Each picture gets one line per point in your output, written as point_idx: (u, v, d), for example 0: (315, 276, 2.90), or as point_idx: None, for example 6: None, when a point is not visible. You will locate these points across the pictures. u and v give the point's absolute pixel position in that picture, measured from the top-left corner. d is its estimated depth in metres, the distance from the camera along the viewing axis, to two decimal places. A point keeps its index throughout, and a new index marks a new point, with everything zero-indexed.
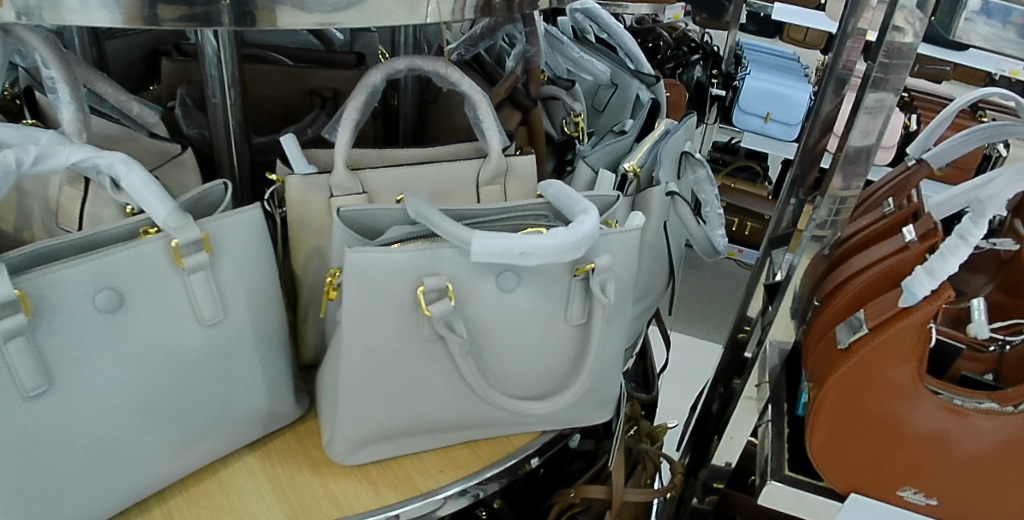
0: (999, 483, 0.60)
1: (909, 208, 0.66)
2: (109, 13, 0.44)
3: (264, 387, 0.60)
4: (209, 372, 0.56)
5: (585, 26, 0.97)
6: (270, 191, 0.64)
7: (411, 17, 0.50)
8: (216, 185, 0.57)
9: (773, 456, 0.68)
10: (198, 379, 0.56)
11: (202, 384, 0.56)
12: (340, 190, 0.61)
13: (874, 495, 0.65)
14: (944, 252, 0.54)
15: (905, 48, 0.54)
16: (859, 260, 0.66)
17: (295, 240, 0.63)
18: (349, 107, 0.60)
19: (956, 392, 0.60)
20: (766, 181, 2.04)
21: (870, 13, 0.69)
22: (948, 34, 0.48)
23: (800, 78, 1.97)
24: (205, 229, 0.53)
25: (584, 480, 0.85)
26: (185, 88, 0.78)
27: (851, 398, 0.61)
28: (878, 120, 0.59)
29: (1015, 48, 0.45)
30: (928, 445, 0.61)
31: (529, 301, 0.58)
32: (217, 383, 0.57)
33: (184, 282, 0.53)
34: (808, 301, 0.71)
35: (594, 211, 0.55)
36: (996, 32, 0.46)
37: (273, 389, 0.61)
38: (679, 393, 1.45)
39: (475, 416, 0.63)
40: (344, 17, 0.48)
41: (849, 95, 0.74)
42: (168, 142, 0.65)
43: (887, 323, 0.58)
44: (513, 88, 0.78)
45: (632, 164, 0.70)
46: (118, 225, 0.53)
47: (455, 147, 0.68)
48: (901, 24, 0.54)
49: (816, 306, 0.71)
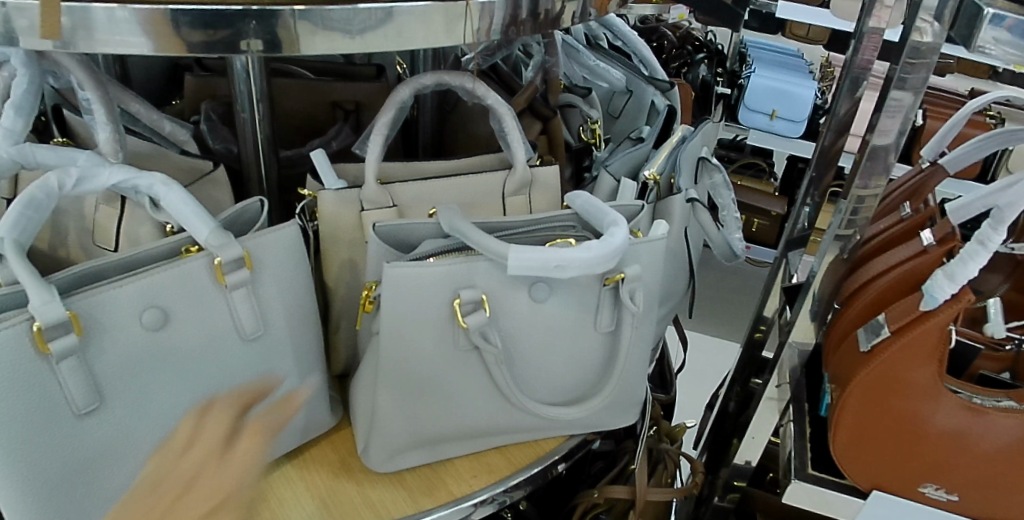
0: (1018, 479, 0.62)
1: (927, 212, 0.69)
2: (149, 43, 0.45)
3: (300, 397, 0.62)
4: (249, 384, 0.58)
5: (600, 34, 0.99)
6: (302, 205, 0.65)
7: (442, 38, 0.50)
8: (252, 203, 0.58)
9: (796, 455, 0.70)
10: None
11: None
12: (371, 204, 0.63)
13: (896, 491, 0.67)
14: (964, 257, 0.56)
15: (924, 47, 0.56)
16: (878, 263, 0.68)
17: (329, 253, 0.65)
18: (379, 123, 0.62)
19: (976, 391, 0.61)
20: (772, 178, 2.05)
21: (886, 12, 0.68)
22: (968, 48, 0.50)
23: (805, 75, 1.98)
24: (245, 247, 0.55)
25: (606, 480, 0.87)
26: (209, 104, 0.79)
27: (873, 398, 0.63)
28: (896, 120, 0.60)
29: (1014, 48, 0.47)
30: (949, 443, 0.63)
31: (559, 310, 0.60)
32: None
33: (226, 299, 0.55)
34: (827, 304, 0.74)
35: (624, 223, 0.57)
36: (996, 35, 0.47)
37: (309, 399, 0.63)
38: (693, 391, 1.46)
39: (506, 422, 0.65)
40: (375, 38, 0.48)
41: (864, 97, 0.75)
42: (200, 160, 0.67)
43: (908, 326, 0.60)
44: (532, 98, 0.79)
45: (652, 172, 0.72)
46: (160, 244, 0.54)
47: (480, 158, 0.69)
48: (920, 24, 0.55)
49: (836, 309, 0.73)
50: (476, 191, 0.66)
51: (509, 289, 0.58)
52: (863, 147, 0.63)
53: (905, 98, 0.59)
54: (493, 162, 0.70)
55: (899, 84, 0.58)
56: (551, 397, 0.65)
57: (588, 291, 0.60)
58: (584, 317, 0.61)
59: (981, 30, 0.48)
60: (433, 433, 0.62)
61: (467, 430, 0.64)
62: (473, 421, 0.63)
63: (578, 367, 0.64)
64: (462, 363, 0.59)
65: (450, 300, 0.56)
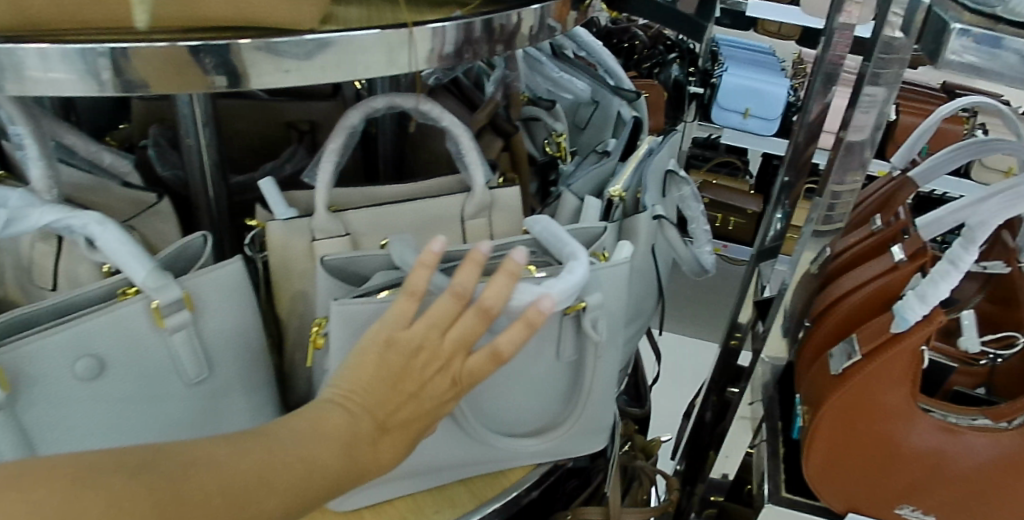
0: (995, 498, 0.61)
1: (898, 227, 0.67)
2: (76, 82, 0.42)
3: None
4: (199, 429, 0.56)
5: (565, 44, 0.97)
6: (250, 235, 0.63)
7: (389, 66, 0.48)
8: (195, 238, 0.56)
9: (769, 477, 0.69)
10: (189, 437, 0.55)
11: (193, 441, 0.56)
12: (323, 233, 0.60)
13: (872, 513, 0.66)
14: (935, 278, 0.55)
15: (895, 42, 0.54)
16: (847, 280, 0.67)
17: (281, 285, 0.62)
18: (328, 150, 0.59)
19: (950, 409, 0.60)
20: (747, 176, 2.04)
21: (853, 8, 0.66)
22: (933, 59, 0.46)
23: (778, 72, 1.97)
24: (185, 288, 0.52)
25: (579, 501, 0.85)
26: (158, 128, 0.77)
27: (846, 421, 0.62)
28: (871, 115, 0.58)
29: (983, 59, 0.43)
30: (924, 465, 0.62)
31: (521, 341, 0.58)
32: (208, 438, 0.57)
33: (167, 343, 0.52)
34: (799, 320, 0.72)
35: (583, 256, 0.54)
36: (966, 47, 0.43)
37: None
38: (672, 395, 1.45)
39: (471, 455, 0.62)
40: (317, 68, 0.46)
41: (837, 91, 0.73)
42: (143, 191, 0.63)
43: (880, 347, 0.59)
44: (493, 114, 0.77)
45: (617, 189, 0.70)
46: (95, 287, 0.51)
47: (439, 181, 0.67)
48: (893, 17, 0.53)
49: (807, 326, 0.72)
50: (434, 216, 0.63)
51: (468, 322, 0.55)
52: (836, 142, 0.61)
53: (879, 94, 0.57)
54: (451, 184, 0.67)
55: (873, 80, 0.56)
56: (515, 426, 0.63)
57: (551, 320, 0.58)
58: (546, 346, 0.60)
59: (949, 42, 0.44)
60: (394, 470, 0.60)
61: (429, 464, 0.61)
62: (435, 456, 0.61)
63: (542, 396, 0.62)
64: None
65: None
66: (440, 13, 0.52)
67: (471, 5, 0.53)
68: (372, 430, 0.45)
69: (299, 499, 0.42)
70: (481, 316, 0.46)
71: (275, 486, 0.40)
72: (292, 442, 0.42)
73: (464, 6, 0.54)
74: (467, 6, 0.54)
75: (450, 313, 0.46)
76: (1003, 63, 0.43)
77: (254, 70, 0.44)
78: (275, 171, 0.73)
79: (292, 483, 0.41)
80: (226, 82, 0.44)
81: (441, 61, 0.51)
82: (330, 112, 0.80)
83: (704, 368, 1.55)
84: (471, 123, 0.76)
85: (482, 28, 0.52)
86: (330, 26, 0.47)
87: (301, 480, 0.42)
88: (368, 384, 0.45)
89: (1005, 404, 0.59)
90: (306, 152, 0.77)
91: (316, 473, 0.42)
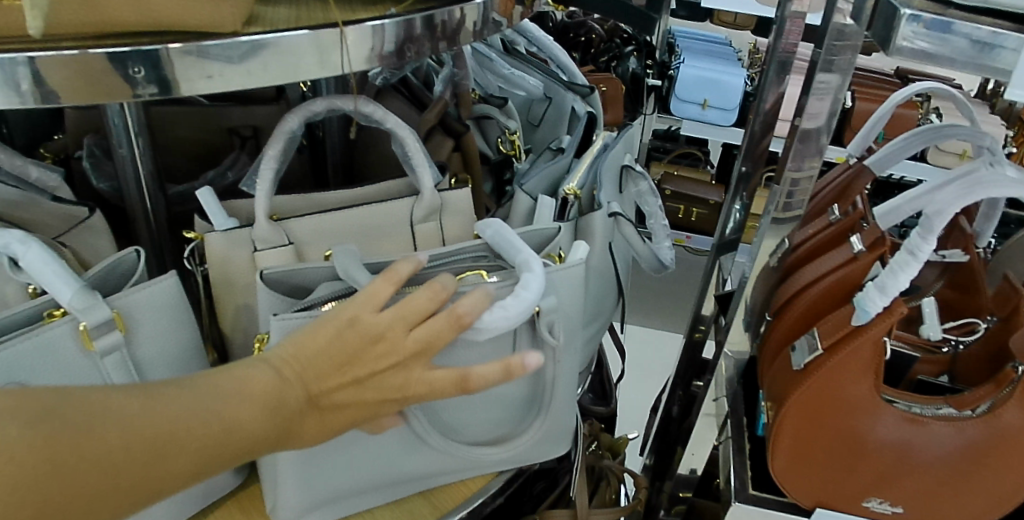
0: (959, 485, 0.62)
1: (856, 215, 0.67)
2: None
3: None
4: None
5: (515, 40, 0.96)
6: (189, 247, 0.60)
7: (323, 68, 0.46)
8: (128, 254, 0.52)
9: (735, 474, 0.68)
10: None
11: None
12: (264, 244, 0.58)
13: (841, 508, 0.65)
14: (895, 268, 0.55)
15: (847, 28, 0.53)
16: (806, 272, 0.66)
17: (224, 298, 0.60)
18: (267, 157, 0.56)
19: (915, 400, 0.62)
20: (708, 166, 2.05)
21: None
22: (884, 50, 0.45)
23: (734, 62, 1.98)
24: (114, 307, 0.49)
25: (547, 505, 0.84)
26: (92, 137, 0.72)
27: (812, 418, 0.62)
28: (826, 101, 0.57)
29: (930, 41, 0.42)
30: (891, 458, 0.62)
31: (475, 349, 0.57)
32: None
33: (98, 368, 0.49)
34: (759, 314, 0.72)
35: (539, 271, 0.52)
36: (915, 30, 0.42)
37: None
38: (640, 389, 1.45)
39: (430, 466, 0.60)
40: (247, 74, 0.43)
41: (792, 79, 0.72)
42: (74, 205, 0.60)
43: (840, 341, 0.59)
44: (443, 113, 0.75)
45: (571, 186, 0.69)
46: (18, 310, 0.48)
47: (386, 185, 0.65)
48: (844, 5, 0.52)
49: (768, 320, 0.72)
50: (383, 221, 0.61)
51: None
52: (792, 129, 0.60)
53: (834, 80, 0.56)
54: (400, 188, 0.65)
55: (826, 66, 0.55)
56: (473, 435, 0.61)
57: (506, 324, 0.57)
58: (502, 351, 0.58)
59: (900, 27, 0.43)
60: (349, 485, 0.58)
61: (386, 478, 0.59)
62: (392, 470, 0.59)
63: (501, 403, 0.61)
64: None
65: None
66: (376, 10, 0.50)
67: (409, 2, 0.51)
68: (299, 402, 0.44)
69: (210, 459, 0.40)
70: (452, 322, 0.46)
71: (189, 442, 0.39)
72: (215, 400, 0.41)
73: (401, 3, 0.52)
74: (405, 3, 0.52)
75: (422, 310, 0.46)
76: (953, 48, 0.42)
77: (177, 76, 0.42)
78: (218, 179, 0.70)
79: (207, 441, 0.40)
80: (150, 91, 0.41)
81: (381, 60, 0.48)
82: (273, 116, 0.77)
83: (671, 361, 1.55)
84: (421, 123, 0.74)
85: (422, 26, 0.50)
86: (258, 27, 0.44)
87: (216, 439, 0.40)
88: (313, 356, 0.44)
89: (968, 393, 0.61)
90: (249, 157, 0.74)
91: (235, 435, 0.41)
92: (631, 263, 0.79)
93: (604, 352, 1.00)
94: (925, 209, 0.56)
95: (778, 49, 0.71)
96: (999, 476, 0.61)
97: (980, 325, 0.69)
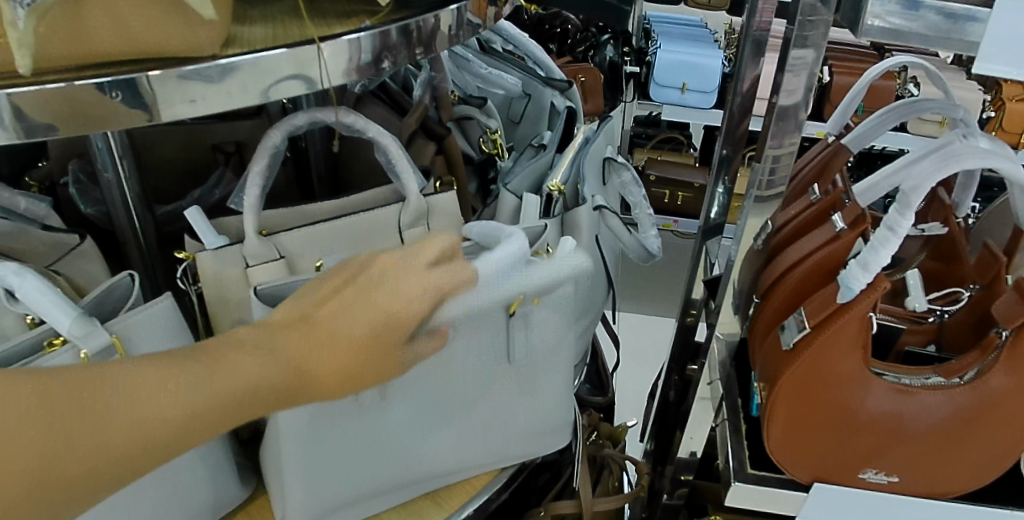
0: (951, 450, 0.64)
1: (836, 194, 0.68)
2: None
3: (205, 477, 0.58)
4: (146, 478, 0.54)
5: (492, 38, 0.96)
6: (181, 268, 0.61)
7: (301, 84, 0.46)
8: (122, 278, 0.53)
9: (733, 454, 0.69)
10: (137, 488, 0.53)
11: (141, 493, 0.54)
12: (256, 259, 0.58)
13: (838, 481, 0.67)
14: (876, 245, 0.56)
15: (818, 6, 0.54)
16: (790, 253, 0.67)
17: (220, 316, 0.61)
18: (253, 172, 0.57)
19: (903, 372, 0.64)
20: (691, 149, 2.07)
21: None
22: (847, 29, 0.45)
23: (710, 44, 1.99)
24: (113, 332, 0.49)
25: (551, 496, 0.85)
26: (77, 163, 0.73)
27: (804, 395, 0.63)
28: (801, 78, 0.58)
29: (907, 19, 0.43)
30: (883, 429, 0.63)
31: (470, 354, 0.57)
32: (157, 486, 0.55)
33: None
34: (747, 296, 0.73)
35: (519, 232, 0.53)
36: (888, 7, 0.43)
37: (218, 477, 0.60)
38: (638, 376, 1.46)
39: (435, 472, 0.61)
40: (228, 94, 0.44)
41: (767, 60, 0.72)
42: (63, 233, 0.60)
43: (827, 318, 0.60)
44: (423, 117, 0.76)
45: (555, 182, 0.69)
46: (18, 342, 0.48)
47: (372, 193, 0.66)
48: None
49: (756, 301, 0.73)
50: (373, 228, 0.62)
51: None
52: (769, 108, 0.61)
53: (808, 55, 0.56)
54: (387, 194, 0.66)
55: (800, 42, 0.56)
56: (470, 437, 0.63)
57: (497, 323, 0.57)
58: (497, 354, 0.59)
59: (869, 6, 0.43)
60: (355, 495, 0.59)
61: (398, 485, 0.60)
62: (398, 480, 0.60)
63: (501, 405, 0.62)
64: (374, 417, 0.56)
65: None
66: (351, 24, 0.51)
67: (382, 14, 0.52)
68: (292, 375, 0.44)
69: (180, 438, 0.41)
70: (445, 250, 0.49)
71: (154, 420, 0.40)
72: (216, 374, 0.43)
73: (375, 15, 0.53)
74: (379, 14, 0.53)
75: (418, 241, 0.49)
76: (926, 24, 0.43)
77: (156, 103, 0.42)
78: (206, 197, 0.71)
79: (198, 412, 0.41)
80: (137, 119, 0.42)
81: (358, 67, 0.49)
82: (255, 130, 0.78)
83: (666, 345, 1.56)
84: (403, 128, 0.74)
85: (397, 35, 0.50)
86: (237, 48, 0.45)
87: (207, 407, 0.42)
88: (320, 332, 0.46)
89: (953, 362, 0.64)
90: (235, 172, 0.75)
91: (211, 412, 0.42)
92: (618, 254, 0.80)
93: (599, 342, 1.01)
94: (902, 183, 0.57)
95: (752, 28, 0.71)
96: (988, 438, 0.63)
97: (963, 293, 0.71)
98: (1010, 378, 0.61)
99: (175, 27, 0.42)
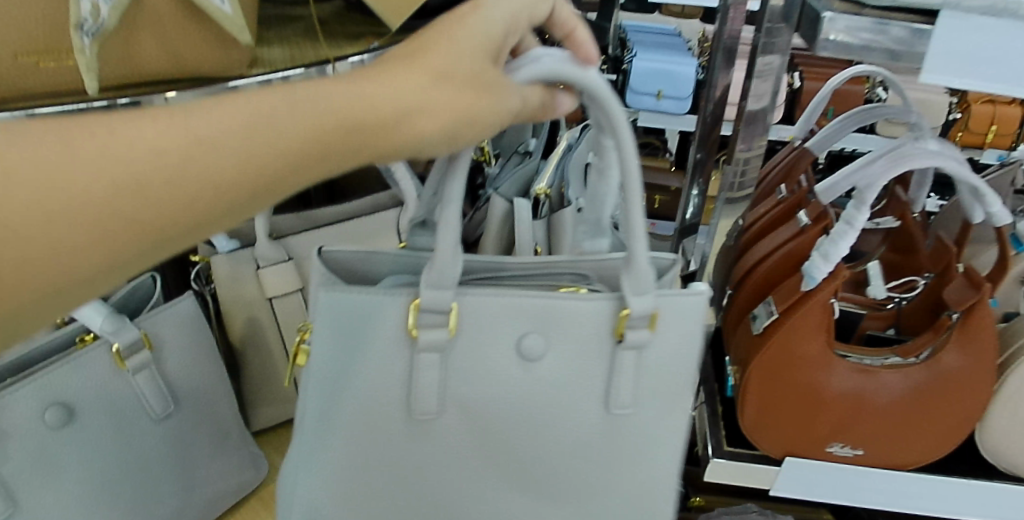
0: (912, 424, 0.70)
1: (801, 193, 0.74)
2: None
3: (215, 454, 0.69)
4: (162, 452, 0.65)
5: None
6: (196, 271, 0.72)
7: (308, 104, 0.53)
8: (144, 279, 0.65)
9: (711, 435, 0.75)
10: (158, 459, 0.64)
11: (162, 463, 0.65)
12: (265, 260, 0.71)
13: (808, 455, 0.72)
14: (835, 237, 0.62)
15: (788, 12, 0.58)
16: (761, 247, 0.73)
17: (237, 311, 0.72)
18: None
19: (865, 354, 0.70)
20: (669, 154, 2.14)
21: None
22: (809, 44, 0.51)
23: (684, 52, 2.06)
24: (142, 328, 0.62)
25: None
26: None
27: (774, 375, 0.69)
28: (768, 82, 0.63)
29: (867, 34, 0.48)
30: (848, 405, 0.69)
31: (557, 367, 0.52)
32: (174, 458, 0.66)
33: (128, 381, 0.61)
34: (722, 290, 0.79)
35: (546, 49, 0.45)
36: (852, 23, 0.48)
37: (225, 456, 0.70)
38: None
39: (465, 481, 0.54)
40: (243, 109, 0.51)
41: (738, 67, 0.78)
42: None
43: (794, 305, 0.66)
44: None
45: (540, 187, 0.75)
46: (55, 337, 0.60)
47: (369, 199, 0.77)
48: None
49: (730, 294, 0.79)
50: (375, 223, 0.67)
51: (485, 327, 0.51)
52: (739, 113, 0.66)
53: (774, 62, 0.62)
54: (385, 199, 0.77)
55: (766, 49, 0.61)
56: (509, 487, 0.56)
57: (598, 352, 0.52)
58: (595, 385, 0.52)
59: (829, 23, 0.48)
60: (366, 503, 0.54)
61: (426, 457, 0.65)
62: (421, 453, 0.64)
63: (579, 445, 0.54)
64: (418, 426, 0.52)
65: (402, 317, 0.49)
66: (360, 46, 0.58)
67: (387, 35, 0.59)
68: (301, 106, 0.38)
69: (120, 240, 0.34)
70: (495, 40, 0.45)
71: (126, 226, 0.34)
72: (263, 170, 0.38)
73: (380, 37, 0.60)
74: (384, 36, 0.60)
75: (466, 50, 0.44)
76: (891, 37, 0.48)
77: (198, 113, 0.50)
78: None
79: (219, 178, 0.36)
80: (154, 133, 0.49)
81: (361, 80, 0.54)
82: None
83: None
84: None
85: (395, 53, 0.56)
86: (257, 67, 0.53)
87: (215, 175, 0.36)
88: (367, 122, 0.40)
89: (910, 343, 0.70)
90: None
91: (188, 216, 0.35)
92: None
93: None
94: (859, 181, 0.63)
95: (725, 36, 0.76)
96: (942, 416, 0.70)
97: (919, 281, 0.77)
98: (962, 356, 0.68)
99: (212, 47, 0.50)
